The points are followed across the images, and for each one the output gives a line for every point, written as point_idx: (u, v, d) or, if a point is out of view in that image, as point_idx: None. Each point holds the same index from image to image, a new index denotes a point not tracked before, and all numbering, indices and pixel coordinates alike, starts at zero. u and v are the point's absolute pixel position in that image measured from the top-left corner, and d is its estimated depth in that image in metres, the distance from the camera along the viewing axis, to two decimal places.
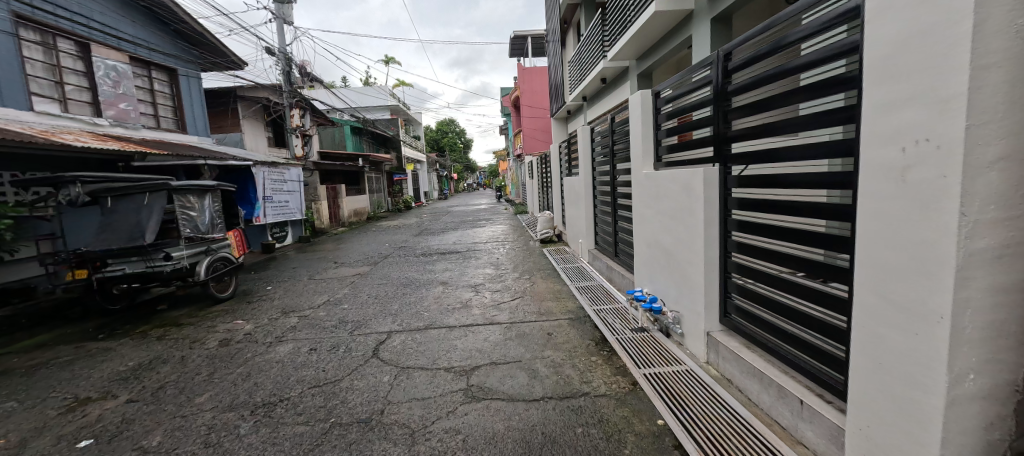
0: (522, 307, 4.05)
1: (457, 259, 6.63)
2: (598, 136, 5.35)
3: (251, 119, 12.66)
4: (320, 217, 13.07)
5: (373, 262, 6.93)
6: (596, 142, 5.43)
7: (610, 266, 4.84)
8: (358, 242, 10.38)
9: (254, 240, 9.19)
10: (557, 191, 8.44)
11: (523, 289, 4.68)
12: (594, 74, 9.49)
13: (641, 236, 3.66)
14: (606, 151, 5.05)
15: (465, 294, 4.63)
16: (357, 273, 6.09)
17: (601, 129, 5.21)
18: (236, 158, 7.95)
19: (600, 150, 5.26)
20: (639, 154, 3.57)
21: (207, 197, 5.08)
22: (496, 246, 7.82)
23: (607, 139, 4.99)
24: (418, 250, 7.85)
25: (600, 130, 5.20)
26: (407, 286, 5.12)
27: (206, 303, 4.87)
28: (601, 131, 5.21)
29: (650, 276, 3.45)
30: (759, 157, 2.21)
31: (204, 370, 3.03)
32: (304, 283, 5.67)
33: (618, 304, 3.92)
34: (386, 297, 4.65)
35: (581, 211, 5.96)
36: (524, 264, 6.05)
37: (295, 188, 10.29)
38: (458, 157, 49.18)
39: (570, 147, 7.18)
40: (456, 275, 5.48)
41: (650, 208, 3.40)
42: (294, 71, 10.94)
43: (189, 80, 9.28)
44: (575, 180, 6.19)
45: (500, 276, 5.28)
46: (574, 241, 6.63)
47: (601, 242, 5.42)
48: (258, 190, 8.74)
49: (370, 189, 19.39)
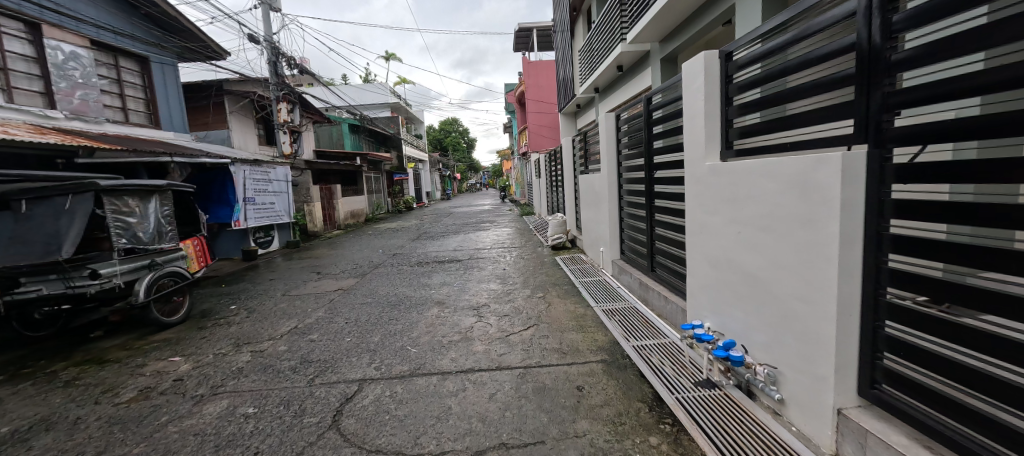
0: (537, 342, 3.13)
1: (457, 271, 5.71)
2: (625, 124, 4.44)
3: (238, 115, 11.82)
4: (313, 219, 12.23)
5: (361, 274, 6.03)
6: (622, 132, 4.53)
7: (644, 282, 3.92)
8: (350, 247, 9.50)
9: (234, 245, 8.32)
10: (569, 192, 7.51)
11: (537, 313, 3.75)
12: (609, 62, 8.55)
13: (700, 251, 2.71)
14: (637, 142, 4.14)
15: (464, 319, 3.72)
16: (339, 288, 5.19)
17: (629, 117, 4.31)
18: (209, 155, 7.10)
19: (628, 142, 4.35)
20: (697, 140, 2.62)
21: (154, 200, 4.22)
22: (501, 254, 6.88)
23: (638, 127, 4.10)
24: (414, 259, 6.93)
25: (629, 118, 4.30)
26: (395, 306, 4.22)
27: (150, 329, 3.99)
28: (629, 119, 4.32)
29: (717, 307, 2.51)
30: (969, 130, 1.26)
31: (91, 448, 2.12)
32: (274, 302, 4.77)
33: (666, 340, 2.97)
34: (368, 323, 3.76)
35: (603, 215, 5.03)
36: (535, 277, 5.12)
37: (282, 188, 9.41)
38: (461, 157, 48.27)
39: (585, 140, 6.27)
40: (454, 293, 4.57)
41: (716, 213, 2.45)
42: (282, 61, 10.08)
43: (163, 70, 8.45)
44: (595, 177, 5.26)
45: (507, 295, 4.35)
46: (592, 250, 5.70)
47: (630, 252, 4.49)
48: (237, 190, 7.88)
49: (368, 189, 18.53)
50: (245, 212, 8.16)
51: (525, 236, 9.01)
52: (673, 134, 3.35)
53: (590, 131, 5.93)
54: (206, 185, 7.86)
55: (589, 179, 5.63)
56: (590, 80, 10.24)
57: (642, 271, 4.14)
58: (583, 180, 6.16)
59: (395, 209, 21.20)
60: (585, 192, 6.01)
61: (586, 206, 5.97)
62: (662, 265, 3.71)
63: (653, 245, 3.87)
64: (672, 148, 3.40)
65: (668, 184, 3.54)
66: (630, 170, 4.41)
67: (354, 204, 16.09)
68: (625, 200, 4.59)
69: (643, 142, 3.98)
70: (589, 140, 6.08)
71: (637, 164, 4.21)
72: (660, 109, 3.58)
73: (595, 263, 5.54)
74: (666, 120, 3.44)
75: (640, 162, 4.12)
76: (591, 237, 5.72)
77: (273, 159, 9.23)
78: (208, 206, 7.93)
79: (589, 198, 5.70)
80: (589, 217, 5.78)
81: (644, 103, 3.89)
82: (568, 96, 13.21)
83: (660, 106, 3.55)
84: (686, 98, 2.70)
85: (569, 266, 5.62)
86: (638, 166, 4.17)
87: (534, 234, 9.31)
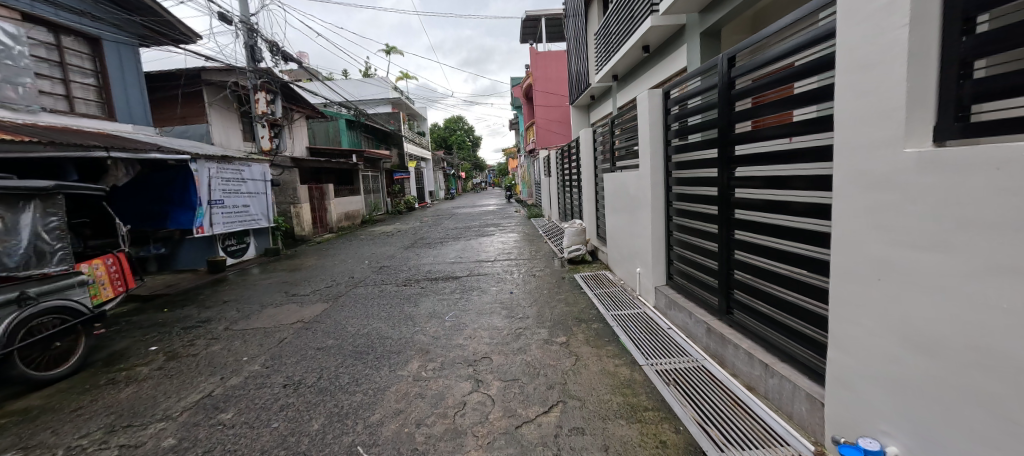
0: (569, 443, 1.93)
1: (453, 295, 4.54)
2: (671, 109, 3.35)
3: (218, 107, 10.75)
4: (301, 222, 11.14)
5: (334, 296, 4.88)
6: (665, 119, 3.43)
7: (709, 328, 2.72)
8: (336, 256, 8.35)
9: (199, 255, 7.23)
10: (587, 194, 6.33)
11: (560, 376, 2.57)
12: (632, 41, 7.31)
13: (864, 314, 1.53)
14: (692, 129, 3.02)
15: (454, 385, 2.53)
16: (300, 319, 4.03)
17: (676, 99, 3.23)
18: (161, 150, 6.01)
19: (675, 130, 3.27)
20: (883, 107, 1.40)
21: (32, 206, 3.14)
22: (508, 269, 5.70)
23: (692, 111, 3.02)
24: (402, 275, 5.76)
25: (676, 100, 3.23)
26: (362, 354, 3.07)
27: (19, 389, 2.86)
28: (676, 102, 3.26)
29: (927, 429, 1.32)
30: None
31: None
32: (210, 340, 3.64)
33: (788, 451, 1.77)
34: (316, 387, 2.60)
35: (642, 227, 3.80)
36: (552, 307, 3.93)
37: (258, 189, 8.32)
38: (467, 155, 47.09)
39: (612, 131, 5.09)
40: (444, 332, 3.39)
41: (935, 250, 1.25)
42: (260, 45, 8.96)
43: (118, 52, 7.40)
44: (630, 177, 4.03)
45: (517, 338, 3.17)
46: (623, 269, 4.49)
47: (683, 278, 3.31)
48: (201, 190, 6.80)
49: (365, 188, 17.40)
50: (211, 217, 7.05)
51: (535, 245, 7.80)
52: (772, 110, 2.17)
53: (620, 119, 4.74)
54: (166, 185, 6.77)
55: (619, 179, 4.44)
56: (608, 66, 9.02)
57: (705, 308, 2.95)
58: (610, 181, 4.98)
59: (395, 210, 20.07)
60: (612, 194, 4.83)
61: (614, 212, 4.77)
62: (742, 306, 2.52)
63: (724, 275, 2.68)
64: (764, 132, 2.22)
65: (754, 185, 2.35)
66: (682, 167, 3.25)
67: (349, 205, 14.96)
68: (674, 206, 3.40)
69: (704, 129, 2.86)
70: (617, 130, 4.90)
71: (692, 160, 3.09)
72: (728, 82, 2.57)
73: (628, 286, 4.34)
74: (748, 94, 2.36)
75: (699, 157, 3.00)
76: (622, 254, 4.51)
77: (250, 155, 8.16)
78: (167, 209, 6.83)
79: (619, 203, 4.51)
80: (619, 227, 4.57)
81: (699, 79, 2.90)
82: (580, 87, 11.99)
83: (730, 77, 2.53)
84: (852, 31, 1.49)
85: (594, 290, 4.42)
86: (697, 163, 3.02)
87: (546, 242, 8.09)
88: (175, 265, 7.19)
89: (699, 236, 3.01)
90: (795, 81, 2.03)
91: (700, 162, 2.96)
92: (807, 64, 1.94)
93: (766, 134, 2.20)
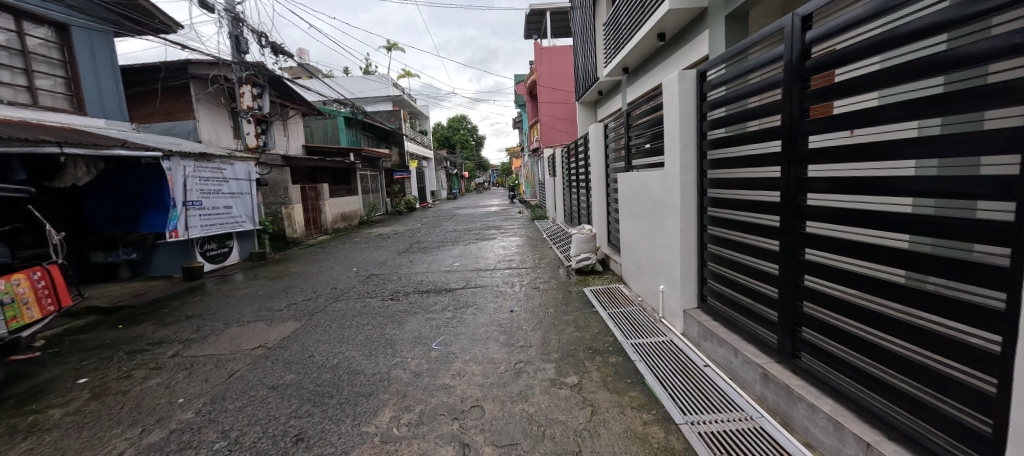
0: None
1: (444, 313, 3.94)
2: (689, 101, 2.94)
3: (206, 102, 10.23)
4: (292, 224, 10.60)
5: (309, 312, 4.29)
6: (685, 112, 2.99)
7: (766, 375, 2.09)
8: (324, 261, 7.77)
9: (174, 261, 6.69)
10: (597, 197, 5.69)
11: (571, 439, 1.95)
12: (647, 28, 6.68)
13: None
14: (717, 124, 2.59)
15: (430, 449, 1.93)
16: (263, 342, 3.44)
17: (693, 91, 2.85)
18: (125, 147, 5.45)
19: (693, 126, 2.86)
20: None
21: None
22: (510, 280, 5.07)
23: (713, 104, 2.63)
24: (390, 286, 5.18)
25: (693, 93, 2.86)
26: (323, 398, 2.47)
27: None
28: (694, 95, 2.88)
29: None
30: None
31: None
32: (152, 371, 3.06)
33: None
34: (252, 450, 2.00)
35: (667, 237, 3.18)
36: (560, 331, 3.31)
37: (242, 189, 7.77)
38: (470, 154, 46.48)
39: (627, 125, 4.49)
40: (428, 366, 2.79)
41: None
42: (246, 35, 8.41)
43: (89, 42, 6.88)
44: (652, 177, 3.40)
45: (517, 378, 2.56)
46: (642, 284, 3.86)
47: (720, 302, 2.69)
48: (174, 191, 6.26)
49: (364, 188, 16.85)
50: (187, 220, 6.51)
51: (539, 251, 7.16)
52: (873, 87, 1.55)
53: (635, 112, 4.18)
54: (138, 185, 6.24)
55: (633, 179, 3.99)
56: (618, 58, 8.39)
57: (756, 345, 2.32)
58: (625, 182, 4.38)
59: (395, 210, 19.51)
60: (629, 197, 4.22)
61: (631, 218, 4.17)
62: (810, 347, 1.92)
63: (782, 306, 2.07)
64: (852, 117, 1.62)
65: (835, 189, 1.74)
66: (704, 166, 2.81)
67: (345, 205, 14.40)
68: (709, 214, 2.80)
69: (730, 123, 2.43)
70: (632, 125, 4.33)
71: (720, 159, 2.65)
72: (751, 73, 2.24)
73: (649, 306, 3.71)
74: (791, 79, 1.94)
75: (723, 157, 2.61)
76: (641, 268, 3.89)
77: (233, 154, 7.61)
78: (140, 211, 6.30)
79: (637, 208, 3.90)
80: (637, 236, 3.94)
81: (722, 67, 2.51)
82: (587, 81, 11.36)
83: (762, 62, 2.14)
84: None
85: (607, 310, 3.79)
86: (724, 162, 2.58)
87: (551, 248, 7.46)
88: (150, 272, 6.65)
89: (742, 252, 2.41)
90: (838, 67, 1.70)
91: (733, 160, 2.48)
92: (920, 22, 1.33)
93: (856, 120, 1.60)
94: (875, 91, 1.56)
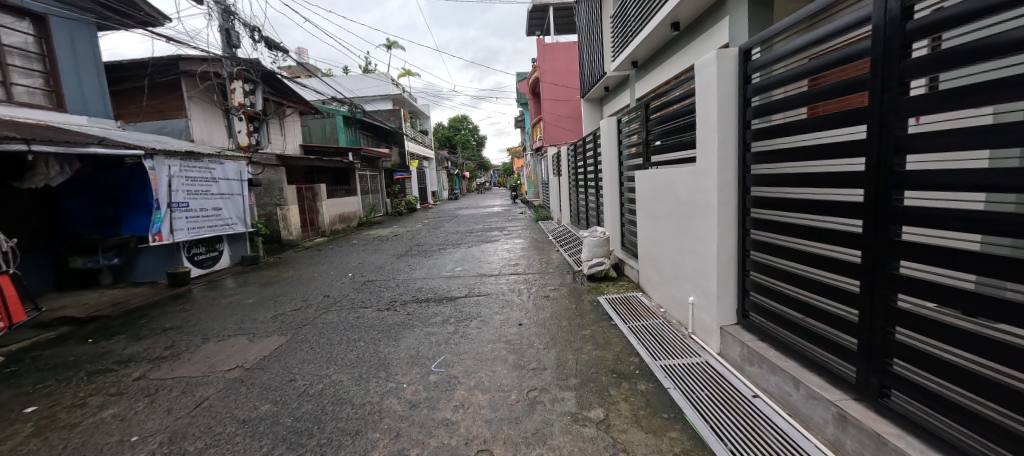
0: None
1: (445, 326, 3.54)
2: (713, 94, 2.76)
3: (198, 100, 9.88)
4: (288, 226, 10.24)
5: (297, 325, 3.90)
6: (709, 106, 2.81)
7: (843, 416, 1.69)
8: (319, 265, 7.37)
9: (158, 265, 6.31)
10: (610, 196, 5.29)
11: None
12: (659, 17, 6.28)
13: None
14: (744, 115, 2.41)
15: None
16: (241, 362, 3.05)
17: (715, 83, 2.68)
18: (102, 145, 5.06)
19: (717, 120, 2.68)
20: None
21: None
22: (516, 288, 4.67)
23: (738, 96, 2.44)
24: (386, 294, 4.78)
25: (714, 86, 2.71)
26: (301, 437, 2.07)
27: None
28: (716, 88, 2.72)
29: None
30: None
31: None
32: (110, 398, 2.67)
33: None
34: None
35: (699, 242, 2.78)
36: (577, 349, 2.91)
37: (233, 190, 7.38)
38: (471, 155, 46.10)
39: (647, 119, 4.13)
40: (427, 394, 2.40)
41: None
42: (238, 29, 8.04)
43: (69, 35, 6.52)
44: (681, 174, 3.00)
45: (532, 412, 2.16)
46: (666, 293, 3.47)
47: (768, 320, 2.30)
48: (158, 192, 5.88)
49: (363, 189, 16.47)
50: (172, 222, 6.13)
51: (545, 255, 6.76)
52: (1019, 49, 1.15)
53: (657, 105, 3.84)
54: (119, 186, 5.87)
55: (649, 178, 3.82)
56: (627, 51, 7.99)
57: (823, 376, 1.92)
58: (644, 181, 3.98)
59: (396, 211, 19.14)
60: (649, 197, 3.82)
61: (652, 220, 3.77)
62: (902, 382, 1.53)
63: (863, 330, 1.68)
64: (982, 91, 1.22)
65: (956, 184, 1.32)
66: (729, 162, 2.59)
67: (344, 206, 14.02)
68: (753, 215, 2.41)
69: (779, 110, 2.09)
70: (653, 118, 3.98)
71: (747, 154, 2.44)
72: (777, 62, 2.10)
73: (675, 319, 3.30)
74: (846, 61, 1.70)
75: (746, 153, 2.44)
76: (665, 276, 3.49)
77: (223, 152, 7.24)
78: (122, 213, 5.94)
79: (660, 209, 3.50)
80: (660, 240, 3.53)
81: (767, 46, 2.17)
82: (593, 77, 10.96)
83: (794, 48, 1.98)
84: None
85: (628, 323, 3.39)
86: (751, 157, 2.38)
87: (558, 251, 7.06)
88: (133, 278, 6.28)
89: (800, 262, 2.03)
90: (958, 26, 1.29)
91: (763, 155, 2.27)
92: None
93: (988, 94, 1.21)
94: (999, 61, 1.21)
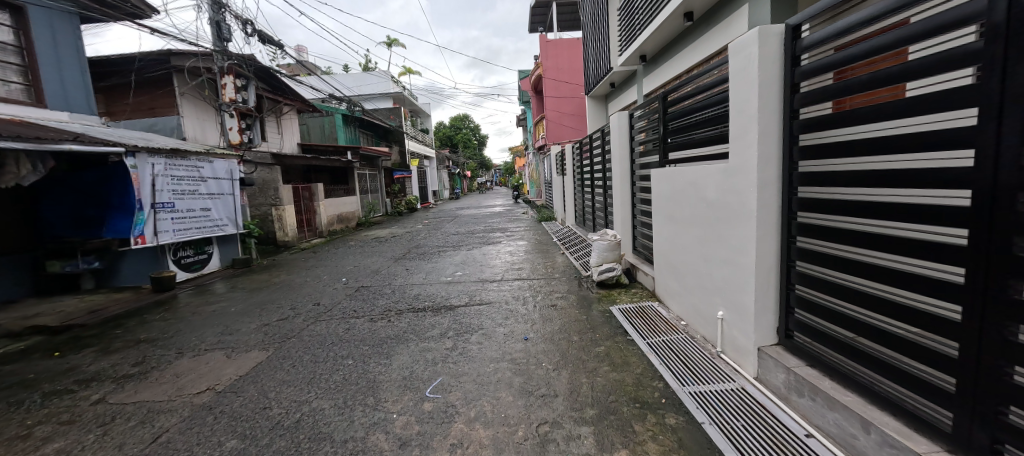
0: None
1: (443, 341, 3.20)
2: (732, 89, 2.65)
3: (190, 97, 9.58)
4: (283, 227, 9.93)
5: (281, 336, 3.56)
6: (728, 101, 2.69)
7: None
8: (313, 268, 7.04)
9: (143, 269, 6.00)
10: (620, 196, 4.93)
11: None
12: (672, 7, 5.94)
13: None
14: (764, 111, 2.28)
15: None
16: (213, 383, 2.72)
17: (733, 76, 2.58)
18: (76, 142, 4.72)
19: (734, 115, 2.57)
20: None
21: None
22: (520, 296, 4.32)
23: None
24: (381, 302, 4.44)
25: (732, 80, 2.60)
26: None
27: None
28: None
29: None
30: None
31: None
32: (59, 427, 2.34)
33: None
34: None
35: (732, 250, 2.43)
36: (590, 372, 2.57)
37: (223, 189, 7.07)
38: (472, 154, 45.75)
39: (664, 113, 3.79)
40: (419, 428, 2.07)
41: None
42: (230, 22, 7.72)
43: (50, 27, 6.21)
44: (710, 171, 2.66)
45: (544, 454, 1.81)
46: (688, 304, 3.13)
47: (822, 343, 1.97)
48: (141, 191, 5.58)
49: (362, 188, 16.15)
50: (156, 224, 5.80)
51: (550, 258, 6.40)
52: None
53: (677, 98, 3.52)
54: (100, 185, 5.56)
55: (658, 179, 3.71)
56: (635, 44, 7.65)
57: (901, 417, 1.57)
58: (661, 180, 3.64)
59: (396, 211, 18.81)
60: (667, 197, 3.48)
61: (670, 222, 3.43)
62: (1018, 435, 1.19)
63: (962, 366, 1.34)
64: None
65: None
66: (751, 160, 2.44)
67: (342, 206, 13.69)
68: (800, 219, 2.09)
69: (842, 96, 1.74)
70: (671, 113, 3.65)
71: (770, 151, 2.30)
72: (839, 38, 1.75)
73: (700, 335, 2.96)
74: (931, 33, 1.40)
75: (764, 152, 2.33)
76: (687, 285, 3.15)
77: (213, 150, 6.93)
78: (105, 213, 5.65)
79: (681, 211, 3.16)
80: (682, 245, 3.19)
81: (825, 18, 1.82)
82: (598, 73, 10.61)
83: (850, 24, 1.71)
84: None
85: (646, 339, 3.04)
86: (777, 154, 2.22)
87: (563, 254, 6.72)
88: (116, 282, 5.96)
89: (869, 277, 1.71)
90: None
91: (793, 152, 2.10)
92: None
93: None
94: None
